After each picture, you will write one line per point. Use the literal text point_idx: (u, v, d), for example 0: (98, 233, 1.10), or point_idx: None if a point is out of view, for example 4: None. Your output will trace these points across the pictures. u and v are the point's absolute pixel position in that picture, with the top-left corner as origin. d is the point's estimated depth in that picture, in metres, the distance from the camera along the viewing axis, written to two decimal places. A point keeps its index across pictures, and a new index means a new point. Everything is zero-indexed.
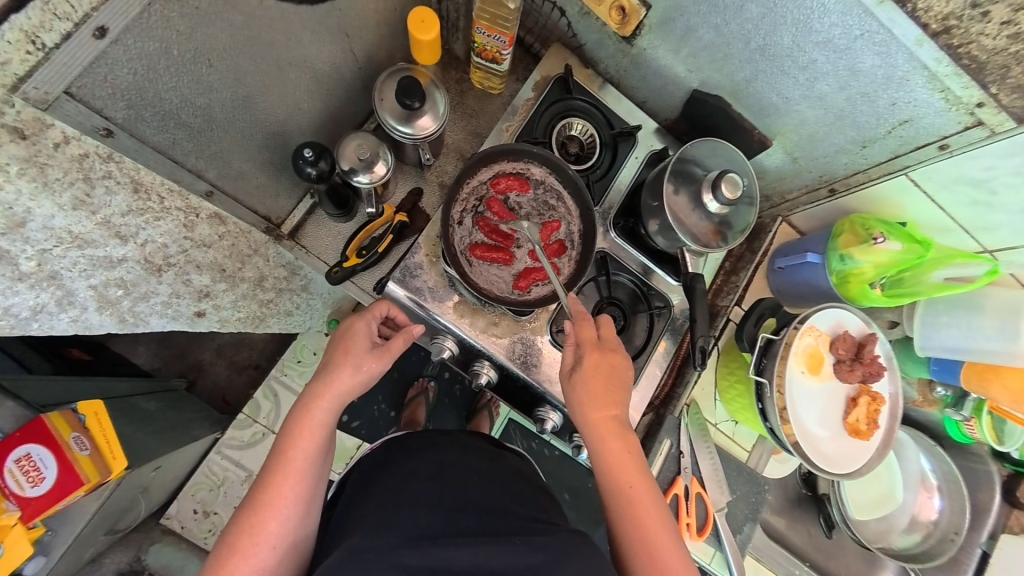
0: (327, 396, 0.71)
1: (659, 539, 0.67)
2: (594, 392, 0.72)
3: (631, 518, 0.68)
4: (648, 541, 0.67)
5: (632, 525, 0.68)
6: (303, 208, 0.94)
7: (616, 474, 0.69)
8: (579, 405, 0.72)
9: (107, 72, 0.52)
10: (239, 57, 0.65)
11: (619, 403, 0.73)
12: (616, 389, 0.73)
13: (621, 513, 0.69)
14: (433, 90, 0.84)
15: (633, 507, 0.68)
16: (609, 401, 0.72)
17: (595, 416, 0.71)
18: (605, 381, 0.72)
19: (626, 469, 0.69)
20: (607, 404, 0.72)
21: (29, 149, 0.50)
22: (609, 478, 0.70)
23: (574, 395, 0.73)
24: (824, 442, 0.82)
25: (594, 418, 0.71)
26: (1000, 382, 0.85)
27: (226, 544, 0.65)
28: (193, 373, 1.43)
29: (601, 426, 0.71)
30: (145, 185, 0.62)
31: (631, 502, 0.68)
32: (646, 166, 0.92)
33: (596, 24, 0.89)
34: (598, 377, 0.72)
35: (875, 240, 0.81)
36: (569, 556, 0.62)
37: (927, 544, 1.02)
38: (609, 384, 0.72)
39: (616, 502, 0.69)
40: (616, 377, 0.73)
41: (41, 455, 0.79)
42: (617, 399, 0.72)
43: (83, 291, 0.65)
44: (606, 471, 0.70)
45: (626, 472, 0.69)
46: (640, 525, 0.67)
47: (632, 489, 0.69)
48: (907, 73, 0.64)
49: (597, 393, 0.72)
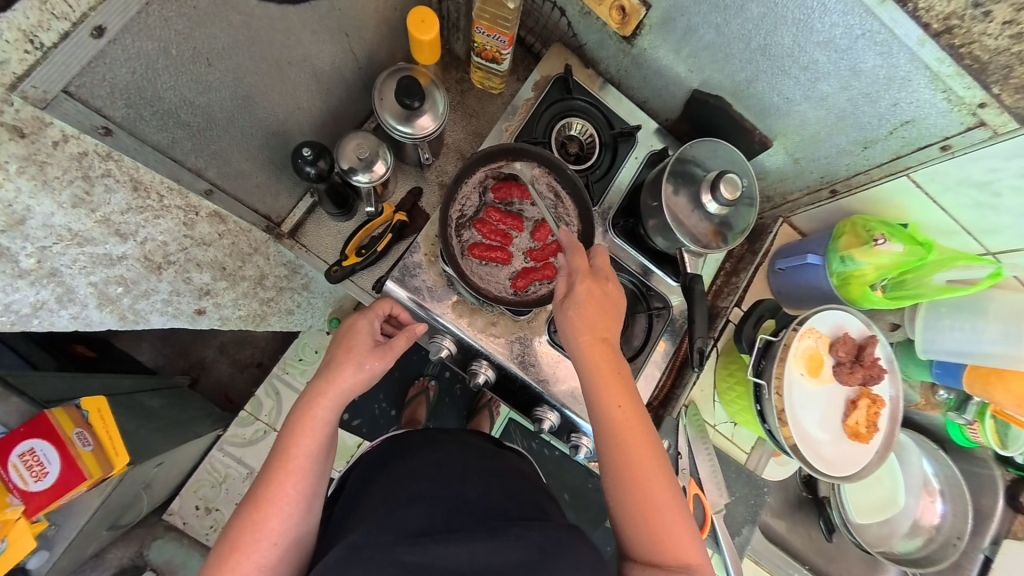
0: (330, 395, 0.72)
1: (644, 466, 0.65)
2: (586, 316, 0.71)
3: (620, 448, 0.66)
4: (631, 466, 0.65)
5: (620, 454, 0.66)
6: (303, 207, 0.94)
7: (606, 402, 0.68)
8: (571, 330, 0.71)
9: (106, 72, 0.53)
10: (239, 57, 0.66)
11: (611, 327, 0.72)
12: (608, 312, 0.72)
13: (609, 437, 0.67)
14: (433, 90, 0.84)
15: (621, 434, 0.67)
16: (601, 326, 0.71)
17: (587, 340, 0.70)
18: (597, 306, 0.71)
19: (615, 392, 0.68)
20: (599, 327, 0.71)
21: (29, 147, 0.50)
22: (597, 405, 0.68)
23: (565, 320, 0.71)
24: (824, 445, 0.82)
25: (585, 343, 0.70)
26: (1004, 386, 0.84)
27: (228, 541, 0.65)
28: (196, 370, 1.44)
29: (592, 351, 0.70)
30: (145, 184, 0.63)
31: (618, 426, 0.67)
32: (647, 167, 0.92)
33: (596, 24, 0.89)
34: (591, 304, 0.71)
35: (877, 241, 0.80)
36: (568, 553, 0.62)
37: (928, 549, 1.02)
38: (602, 309, 0.71)
39: (605, 433, 0.67)
40: (609, 301, 0.72)
41: (44, 450, 0.80)
42: (609, 325, 0.72)
43: (84, 288, 0.66)
44: (593, 393, 0.69)
45: (614, 396, 0.68)
46: (630, 454, 0.66)
47: (619, 411, 0.67)
48: (909, 73, 0.64)
49: (588, 317, 0.71)
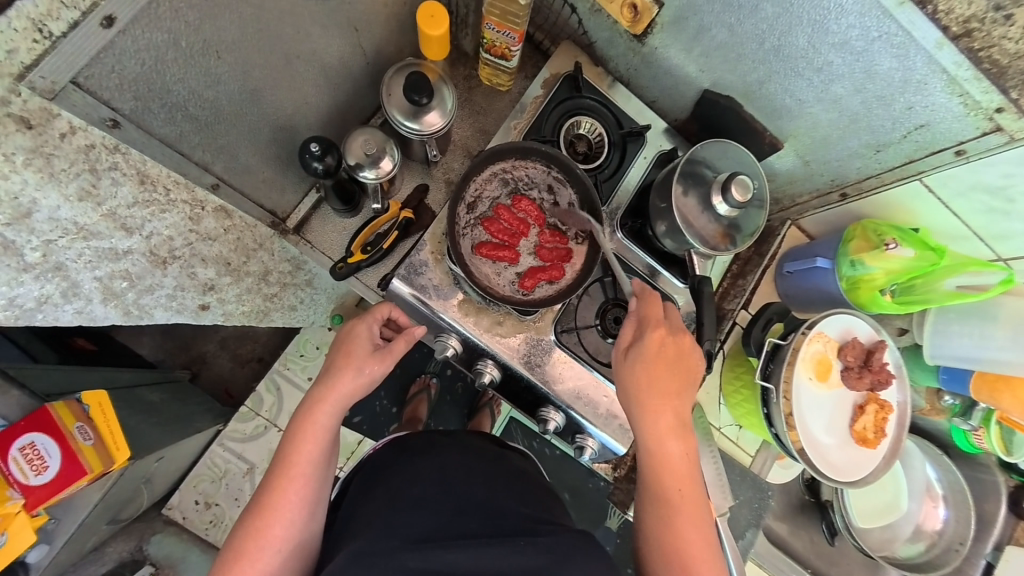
0: (330, 400, 0.71)
1: (694, 546, 0.67)
2: (654, 378, 0.71)
3: (668, 516, 0.68)
4: (683, 543, 0.67)
5: (671, 529, 0.68)
6: (308, 203, 0.93)
7: (664, 470, 0.69)
8: (637, 390, 0.71)
9: (115, 63, 0.52)
10: (248, 50, 0.65)
11: (681, 395, 0.71)
12: (680, 377, 0.71)
13: (662, 511, 0.69)
14: (442, 86, 0.83)
15: (677, 513, 0.68)
16: (671, 389, 0.71)
17: (653, 405, 0.70)
18: (666, 366, 0.71)
19: (675, 468, 0.69)
20: (669, 395, 0.71)
21: (36, 139, 0.49)
22: (656, 475, 0.70)
23: (631, 377, 0.72)
24: (830, 449, 0.81)
25: (651, 407, 0.70)
26: (1011, 394, 0.83)
27: (232, 548, 0.65)
28: (197, 365, 1.44)
29: (657, 416, 0.70)
30: (151, 177, 0.62)
31: (677, 506, 0.69)
32: (655, 167, 0.91)
33: (606, 22, 0.88)
34: (661, 361, 0.71)
35: (888, 245, 0.79)
36: (574, 558, 0.62)
37: (931, 553, 1.02)
38: (674, 372, 0.71)
39: (658, 499, 0.69)
40: (681, 365, 0.72)
41: (44, 444, 0.80)
42: (680, 388, 0.71)
43: (88, 282, 0.64)
44: (655, 464, 0.70)
45: (677, 474, 0.70)
46: (675, 523, 0.68)
47: (678, 494, 0.69)
48: (926, 76, 0.63)
49: (659, 382, 0.71)
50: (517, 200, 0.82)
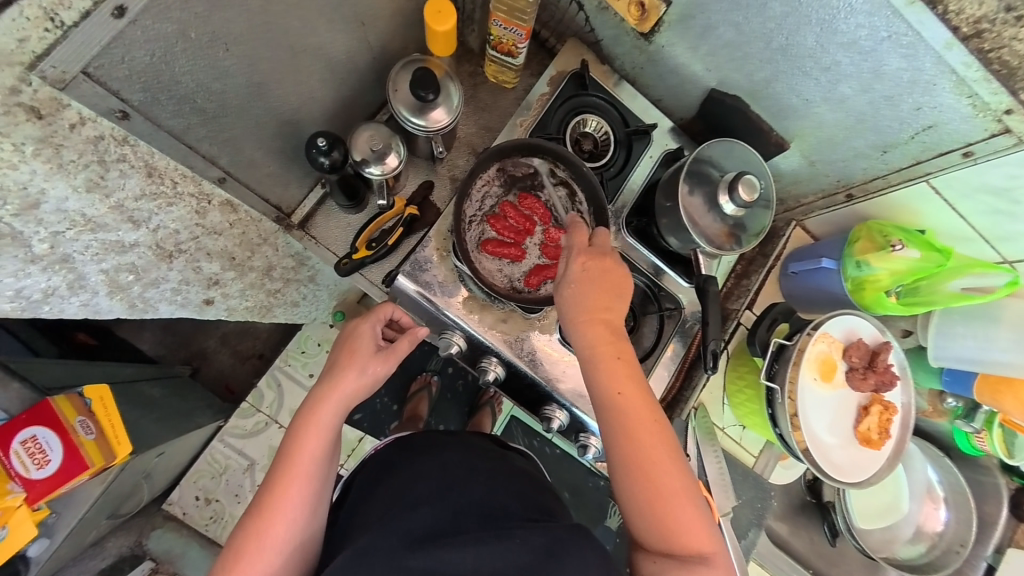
0: (332, 400, 0.71)
1: (650, 452, 0.63)
2: (582, 296, 0.67)
3: (621, 433, 0.64)
4: (640, 453, 0.63)
5: (625, 440, 0.63)
6: (312, 199, 0.91)
7: (607, 388, 0.65)
8: (568, 312, 0.68)
9: (124, 53, 0.52)
10: (256, 43, 0.65)
11: (612, 310, 0.67)
12: (609, 291, 0.67)
13: (614, 428, 0.64)
14: (447, 82, 0.83)
15: (625, 420, 0.64)
16: (602, 304, 0.67)
17: (585, 321, 0.67)
18: (593, 282, 0.67)
19: (622, 381, 0.65)
20: (597, 305, 0.67)
21: (45, 129, 0.49)
22: (599, 389, 0.65)
23: (562, 302, 0.68)
24: (834, 450, 0.81)
25: (584, 325, 0.67)
26: (1013, 395, 0.84)
27: (233, 549, 0.64)
28: (197, 361, 1.43)
29: (593, 332, 0.66)
30: (159, 170, 0.62)
31: (625, 413, 0.64)
32: (661, 166, 0.91)
33: (613, 20, 0.88)
34: (587, 281, 0.67)
35: (894, 247, 0.80)
36: (570, 551, 0.61)
37: (931, 555, 1.02)
38: (601, 287, 0.67)
39: (607, 417, 0.65)
40: (604, 278, 0.68)
41: (46, 438, 0.79)
42: (610, 303, 0.67)
43: (94, 275, 0.65)
44: (594, 378, 0.66)
45: (619, 380, 0.65)
46: (632, 436, 0.63)
47: (620, 397, 0.64)
48: (933, 77, 0.63)
49: (589, 299, 0.67)
50: (524, 202, 0.82)
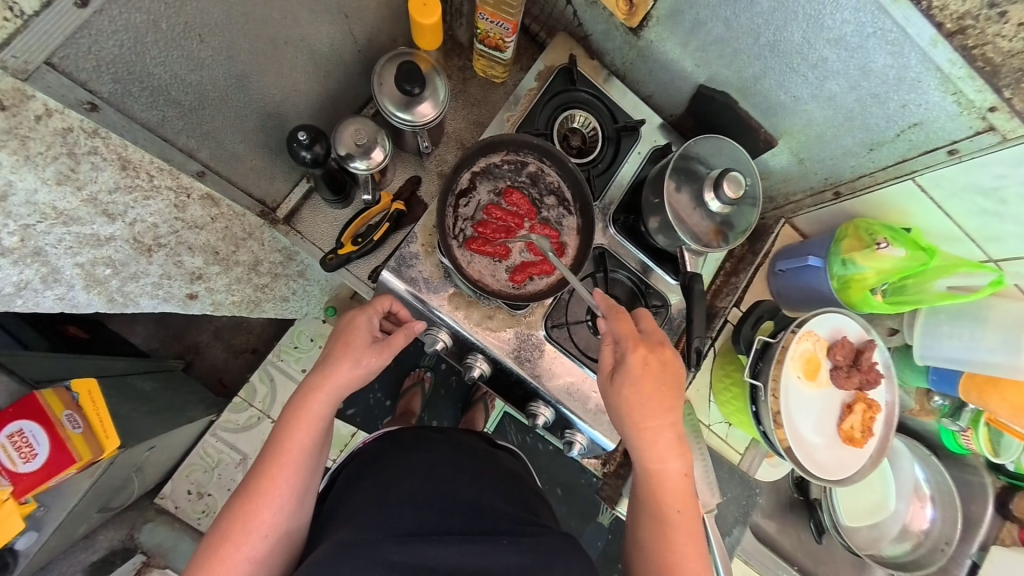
0: (325, 389, 0.70)
1: (692, 564, 0.67)
2: (646, 399, 0.68)
3: (663, 535, 0.68)
4: (673, 551, 0.67)
5: (664, 542, 0.67)
6: (299, 192, 0.93)
7: (663, 488, 0.69)
8: (628, 410, 0.69)
9: (91, 43, 0.51)
10: (234, 34, 0.64)
11: (673, 410, 0.69)
12: (671, 391, 0.69)
13: (657, 523, 0.68)
14: (434, 76, 0.82)
15: (677, 532, 0.67)
16: (664, 407, 0.69)
17: (648, 423, 0.68)
18: (656, 385, 0.69)
19: (675, 484, 0.69)
20: (662, 410, 0.69)
21: (10, 120, 0.50)
22: (657, 494, 0.69)
23: (619, 397, 0.70)
24: (818, 449, 0.81)
25: (645, 425, 0.69)
26: (1000, 396, 0.83)
27: (219, 532, 0.64)
28: (190, 354, 1.44)
29: (654, 436, 0.69)
30: (133, 163, 0.62)
31: (675, 526, 0.68)
32: (649, 162, 0.90)
33: (602, 14, 0.87)
34: (648, 378, 0.68)
35: (880, 245, 0.79)
36: (558, 562, 0.62)
37: (917, 553, 1.02)
38: (660, 387, 0.69)
39: (653, 514, 0.69)
40: (667, 375, 0.69)
41: (33, 431, 0.80)
42: (671, 404, 0.69)
43: (69, 269, 0.65)
44: (653, 487, 0.69)
45: (675, 494, 0.69)
46: (672, 540, 0.67)
47: (678, 514, 0.68)
48: (919, 74, 0.62)
49: (650, 401, 0.68)
50: (513, 208, 0.81)
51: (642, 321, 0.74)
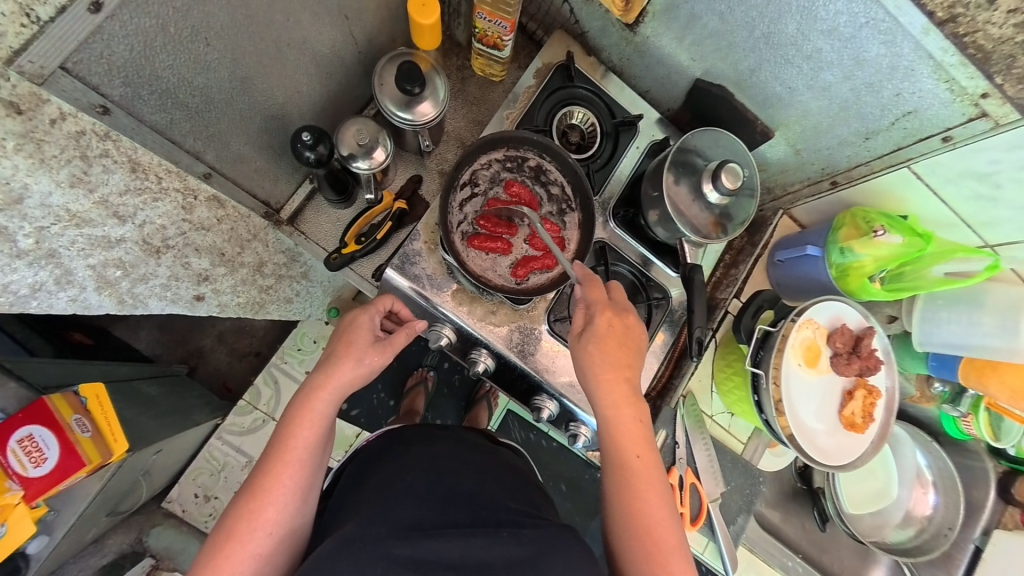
0: (329, 388, 0.71)
1: (655, 510, 0.67)
2: (607, 355, 0.70)
3: (629, 489, 0.68)
4: (640, 505, 0.67)
5: (631, 496, 0.68)
6: (302, 193, 0.95)
7: (625, 444, 0.69)
8: (591, 367, 0.71)
9: (104, 48, 0.52)
10: (238, 37, 0.65)
11: (631, 366, 0.72)
12: (629, 349, 0.72)
13: (622, 481, 0.68)
14: (434, 76, 0.83)
15: (639, 479, 0.68)
16: (623, 362, 0.71)
17: (608, 377, 0.70)
18: (618, 342, 0.71)
19: (634, 437, 0.69)
20: (617, 361, 0.71)
21: (26, 124, 0.49)
22: (619, 449, 0.69)
23: (583, 354, 0.71)
24: (820, 435, 0.82)
25: (606, 380, 0.70)
26: (999, 379, 0.84)
27: (224, 530, 0.65)
28: (194, 359, 1.44)
29: (614, 389, 0.70)
30: (143, 165, 0.63)
31: (636, 472, 0.68)
32: (647, 157, 0.91)
33: (599, 11, 0.88)
34: (610, 336, 0.71)
35: (876, 233, 0.80)
36: (561, 551, 0.63)
37: (920, 539, 1.03)
38: (620, 344, 0.71)
39: (618, 470, 0.69)
40: (622, 330, 0.73)
41: (42, 435, 0.80)
42: (629, 361, 0.72)
43: (82, 270, 0.65)
44: (613, 440, 0.70)
45: (634, 442, 0.69)
46: (638, 493, 0.68)
47: (638, 461, 0.68)
48: (913, 63, 0.63)
49: (611, 357, 0.70)
50: (515, 202, 0.82)
51: (607, 286, 0.77)
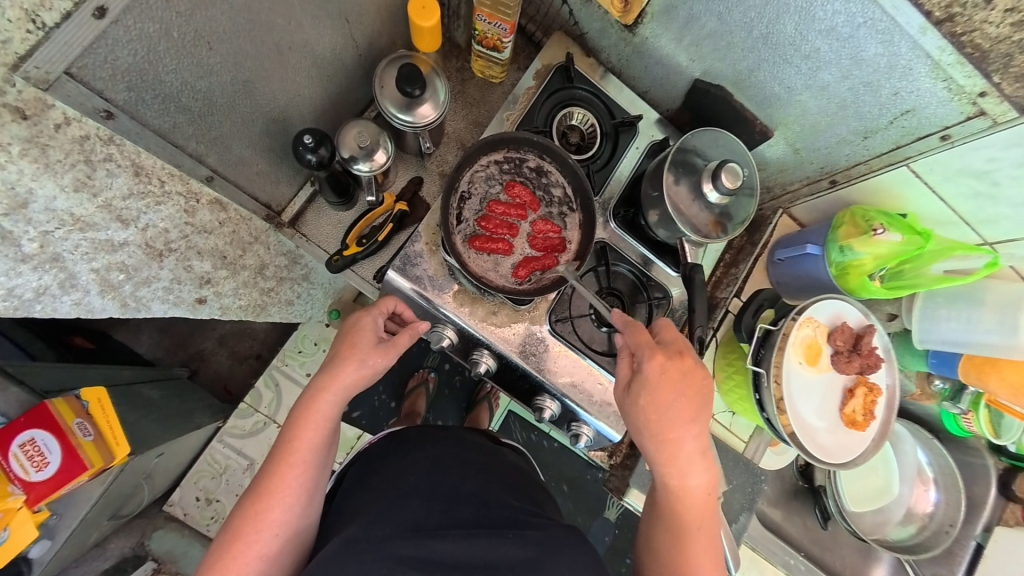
0: (332, 389, 0.71)
1: (704, 567, 0.69)
2: (660, 410, 0.67)
3: (681, 543, 0.70)
4: (690, 562, 0.69)
5: (683, 551, 0.70)
6: (303, 196, 0.95)
7: (686, 504, 0.70)
8: (645, 422, 0.69)
9: (107, 53, 0.52)
10: (240, 41, 0.66)
11: (693, 420, 0.68)
12: (691, 402, 0.68)
13: (675, 536, 0.70)
14: (434, 78, 0.84)
15: (695, 546, 0.70)
16: (682, 418, 0.67)
17: (666, 435, 0.67)
18: (675, 392, 0.67)
19: (697, 499, 0.70)
20: (682, 422, 0.67)
21: (31, 129, 0.50)
22: (679, 507, 0.70)
23: (635, 407, 0.69)
24: (821, 433, 0.83)
25: (659, 437, 0.68)
26: (998, 375, 0.85)
27: (229, 531, 0.65)
28: (195, 362, 1.44)
29: (668, 447, 0.68)
30: (146, 169, 0.64)
31: (693, 540, 0.70)
32: (647, 157, 0.91)
33: (598, 13, 0.89)
34: (666, 389, 0.67)
35: (875, 231, 0.80)
36: (565, 552, 0.63)
37: (922, 536, 1.03)
38: (680, 397, 0.67)
39: (673, 525, 0.70)
40: (690, 386, 0.67)
41: (44, 440, 0.80)
42: (693, 414, 0.67)
43: (85, 274, 0.65)
44: (676, 503, 0.70)
45: (693, 501, 0.70)
46: (688, 548, 0.70)
47: (696, 522, 0.70)
48: (910, 62, 0.64)
49: (664, 413, 0.67)
50: (515, 202, 0.82)
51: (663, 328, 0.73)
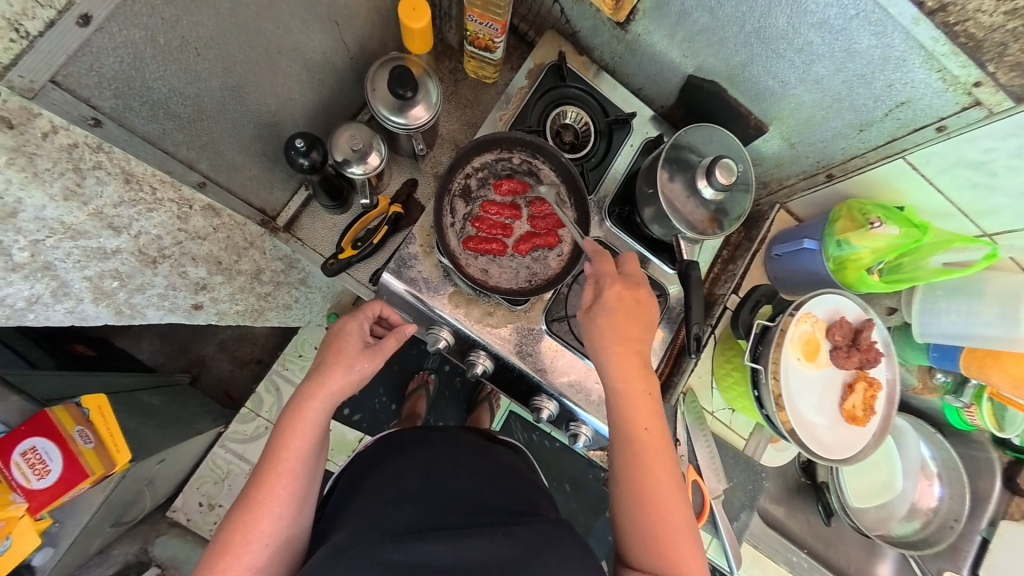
0: (320, 396, 0.71)
1: (661, 485, 0.67)
2: (615, 327, 0.71)
3: (636, 458, 0.68)
4: (644, 477, 0.67)
5: (636, 466, 0.68)
6: (298, 200, 0.95)
7: (633, 417, 0.70)
8: (600, 337, 0.71)
9: (93, 61, 0.52)
10: (229, 47, 0.66)
11: (642, 339, 0.72)
12: (641, 323, 0.72)
13: (627, 453, 0.69)
14: (426, 79, 0.83)
15: (646, 451, 0.68)
16: (631, 334, 0.71)
17: (617, 349, 0.70)
18: (628, 314, 0.71)
19: (644, 410, 0.70)
20: (631, 338, 0.71)
21: (17, 138, 0.50)
22: (626, 417, 0.70)
23: (593, 327, 0.71)
24: (821, 429, 0.82)
25: (614, 351, 0.70)
26: (1000, 368, 0.84)
27: (219, 543, 0.65)
28: (196, 368, 1.45)
29: (621, 359, 0.70)
30: (137, 176, 0.64)
31: (643, 446, 0.68)
32: (642, 155, 0.91)
33: (589, 11, 0.89)
34: (619, 308, 0.71)
35: (873, 225, 0.80)
36: (551, 546, 0.63)
37: (926, 531, 1.03)
38: (630, 317, 0.72)
39: (625, 440, 0.69)
40: (639, 311, 0.72)
41: (45, 448, 0.80)
42: (639, 332, 0.72)
43: (77, 282, 0.66)
44: (623, 411, 0.70)
45: (642, 413, 0.70)
46: (643, 463, 0.68)
47: (647, 434, 0.69)
48: (904, 53, 0.63)
49: (618, 328, 0.71)
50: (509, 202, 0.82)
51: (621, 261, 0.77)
